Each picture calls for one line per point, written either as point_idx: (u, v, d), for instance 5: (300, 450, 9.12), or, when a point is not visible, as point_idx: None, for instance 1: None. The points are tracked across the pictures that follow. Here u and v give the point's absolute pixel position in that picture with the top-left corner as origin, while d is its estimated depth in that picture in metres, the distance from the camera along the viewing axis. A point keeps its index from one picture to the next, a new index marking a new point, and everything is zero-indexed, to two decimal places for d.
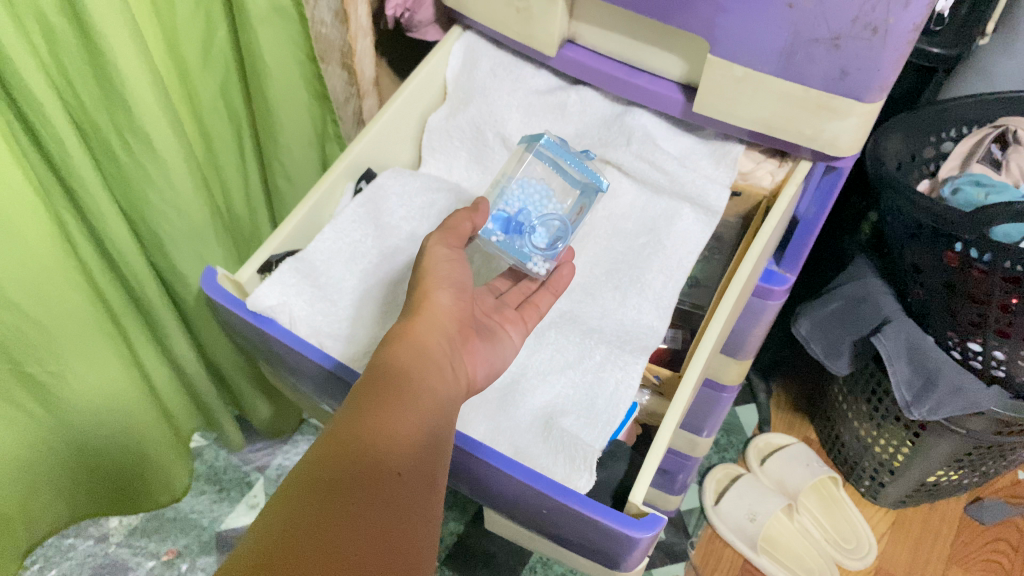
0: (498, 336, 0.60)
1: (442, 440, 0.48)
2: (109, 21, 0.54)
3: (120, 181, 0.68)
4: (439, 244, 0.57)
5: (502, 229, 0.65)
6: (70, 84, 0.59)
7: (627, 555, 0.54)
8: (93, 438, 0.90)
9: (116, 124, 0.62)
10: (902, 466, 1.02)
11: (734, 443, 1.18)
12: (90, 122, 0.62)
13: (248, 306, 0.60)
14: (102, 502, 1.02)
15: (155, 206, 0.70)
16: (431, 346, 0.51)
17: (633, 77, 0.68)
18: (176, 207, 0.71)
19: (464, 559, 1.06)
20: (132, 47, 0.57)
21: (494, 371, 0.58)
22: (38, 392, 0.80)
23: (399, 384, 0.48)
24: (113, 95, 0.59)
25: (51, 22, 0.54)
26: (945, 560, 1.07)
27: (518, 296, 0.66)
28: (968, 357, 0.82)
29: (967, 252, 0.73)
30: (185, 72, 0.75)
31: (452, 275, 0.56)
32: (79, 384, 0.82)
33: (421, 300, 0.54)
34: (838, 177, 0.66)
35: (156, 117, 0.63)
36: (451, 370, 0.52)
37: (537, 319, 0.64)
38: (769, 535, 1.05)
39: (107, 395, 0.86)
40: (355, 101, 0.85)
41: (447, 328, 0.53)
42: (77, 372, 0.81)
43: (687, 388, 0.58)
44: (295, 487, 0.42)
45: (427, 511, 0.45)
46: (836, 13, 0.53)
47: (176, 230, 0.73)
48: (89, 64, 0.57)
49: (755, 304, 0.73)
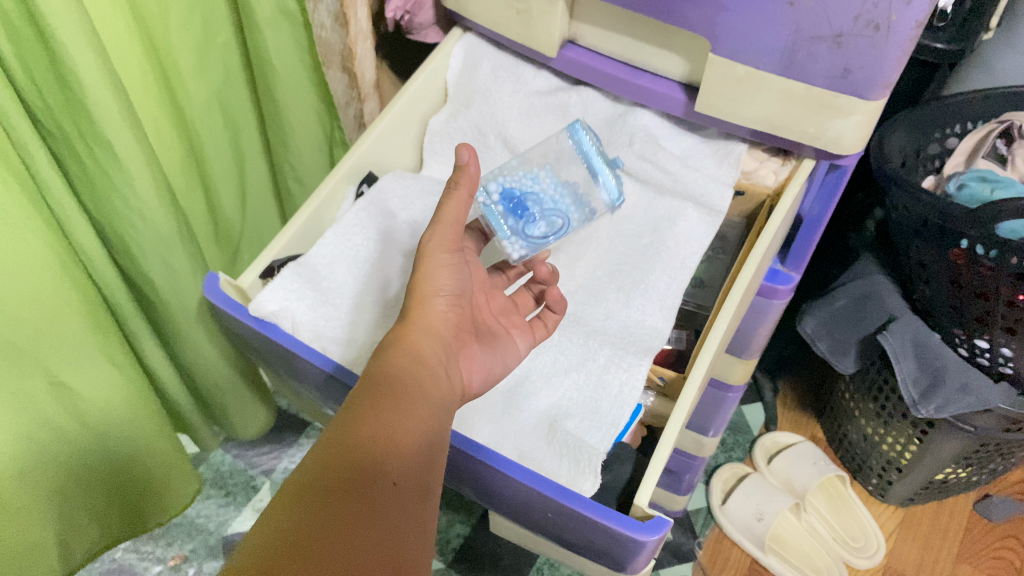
0: (502, 343, 0.60)
1: (436, 448, 0.48)
2: (72, 24, 0.54)
3: (87, 188, 0.68)
4: (439, 248, 0.55)
5: (505, 204, 0.65)
6: (35, 89, 0.59)
7: (634, 557, 0.53)
8: (96, 457, 0.86)
9: (80, 130, 0.62)
10: (909, 464, 1.01)
11: (741, 442, 1.17)
12: (55, 129, 0.62)
13: (252, 311, 0.61)
14: (124, 519, 0.98)
15: (123, 213, 0.70)
16: (426, 352, 0.51)
17: (636, 78, 0.67)
18: (141, 214, 0.70)
19: (471, 561, 1.06)
20: (92, 48, 0.57)
21: (490, 379, 0.59)
22: None
23: (392, 391, 0.47)
24: (76, 101, 0.59)
25: (15, 24, 0.55)
26: (954, 558, 1.06)
27: (528, 300, 0.67)
28: (975, 354, 0.81)
29: (973, 249, 0.73)
30: (175, 79, 0.75)
31: (455, 278, 0.56)
32: (108, 404, 0.83)
33: (417, 304, 0.54)
34: (843, 175, 0.66)
35: (120, 127, 0.62)
36: (445, 377, 0.51)
37: (546, 333, 0.64)
38: (777, 534, 1.05)
39: (127, 413, 0.86)
40: (355, 105, 0.84)
41: (442, 335, 0.54)
42: (104, 383, 0.81)
43: (691, 389, 0.58)
44: (288, 496, 0.42)
45: (421, 519, 0.45)
46: (838, 11, 0.52)
47: (144, 237, 0.73)
48: (52, 71, 0.58)
49: (760, 303, 0.72)
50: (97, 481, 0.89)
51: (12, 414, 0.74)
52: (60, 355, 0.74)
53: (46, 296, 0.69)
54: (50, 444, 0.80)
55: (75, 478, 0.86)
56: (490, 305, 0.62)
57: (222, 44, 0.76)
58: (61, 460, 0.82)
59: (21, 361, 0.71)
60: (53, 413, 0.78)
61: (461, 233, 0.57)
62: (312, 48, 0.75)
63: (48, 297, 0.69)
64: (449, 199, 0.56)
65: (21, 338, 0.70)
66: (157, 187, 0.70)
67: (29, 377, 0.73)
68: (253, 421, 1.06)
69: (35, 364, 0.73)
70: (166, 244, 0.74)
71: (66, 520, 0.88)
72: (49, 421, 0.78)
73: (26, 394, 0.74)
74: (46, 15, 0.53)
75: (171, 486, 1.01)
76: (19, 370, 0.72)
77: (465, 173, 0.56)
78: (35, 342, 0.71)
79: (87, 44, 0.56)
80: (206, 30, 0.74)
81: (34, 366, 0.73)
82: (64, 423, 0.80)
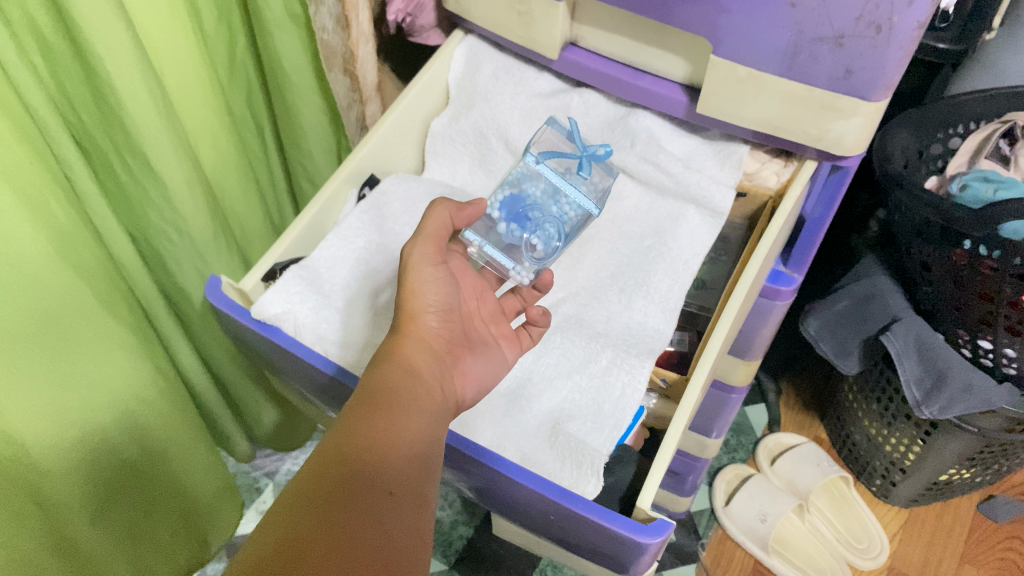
0: (492, 349, 0.61)
1: (433, 458, 0.48)
2: (103, 40, 0.55)
3: (121, 201, 0.69)
4: (423, 259, 0.55)
5: (508, 218, 0.65)
6: (76, 108, 0.61)
7: (637, 560, 0.53)
8: (150, 485, 0.86)
9: (114, 144, 0.63)
10: (912, 464, 1.01)
11: (743, 443, 1.17)
12: (95, 149, 0.64)
13: (254, 314, 0.61)
14: (191, 549, 0.98)
15: (157, 225, 0.71)
16: (419, 366, 0.51)
17: (638, 79, 0.67)
18: (176, 225, 0.71)
19: (475, 563, 1.06)
20: (134, 66, 0.58)
21: (485, 388, 0.59)
22: (133, 430, 0.79)
23: (386, 402, 0.47)
24: (109, 112, 0.60)
25: (48, 41, 0.55)
26: (957, 559, 1.06)
27: (514, 305, 0.67)
28: (979, 354, 0.81)
29: (977, 250, 0.73)
30: (196, 97, 0.74)
31: (442, 296, 0.56)
32: (156, 425, 0.82)
33: (408, 319, 0.54)
34: (844, 175, 0.68)
35: (152, 136, 0.63)
36: (439, 388, 0.52)
37: (530, 344, 0.65)
38: (780, 535, 1.04)
39: (179, 435, 0.86)
40: (358, 108, 0.82)
41: (433, 349, 0.54)
42: (155, 407, 0.80)
43: (695, 389, 0.58)
44: (287, 507, 0.42)
45: (419, 529, 0.45)
46: (840, 12, 0.52)
47: (176, 247, 0.73)
48: (87, 84, 0.58)
49: (763, 305, 0.72)
50: (158, 513, 0.89)
51: (79, 451, 0.73)
52: (105, 391, 0.72)
53: (81, 333, 0.67)
54: (114, 475, 0.79)
55: (142, 509, 0.86)
56: (481, 311, 0.63)
57: (233, 47, 0.76)
58: (125, 492, 0.82)
59: (75, 395, 0.69)
60: (114, 440, 0.77)
61: (444, 247, 0.58)
62: (316, 60, 0.76)
63: (92, 331, 0.68)
64: (432, 214, 0.58)
65: (81, 364, 0.69)
66: (195, 199, 0.70)
67: (89, 408, 0.72)
68: (293, 435, 1.11)
69: (91, 398, 0.71)
70: (201, 257, 0.75)
71: (133, 554, 0.88)
72: (110, 450, 0.77)
73: (78, 433, 0.71)
74: (83, 29, 0.54)
75: (220, 513, 1.02)
76: (76, 403, 0.70)
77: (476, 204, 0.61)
78: (85, 377, 0.70)
79: (124, 56, 0.57)
80: (215, 33, 0.74)
81: (79, 401, 0.70)
82: (126, 452, 0.79)
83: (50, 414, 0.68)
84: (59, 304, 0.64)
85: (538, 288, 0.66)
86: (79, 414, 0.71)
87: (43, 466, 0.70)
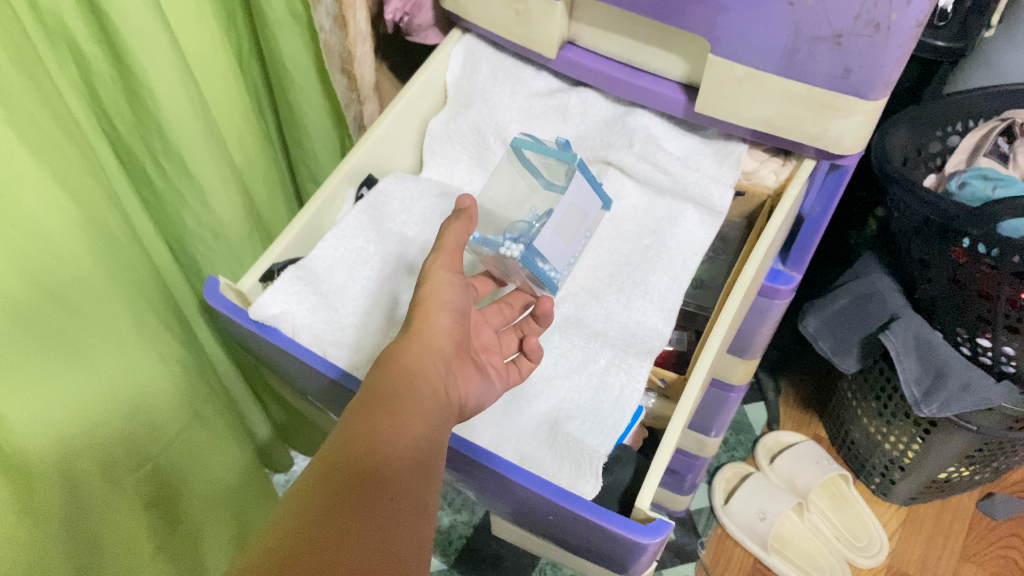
0: (485, 374, 0.58)
1: (434, 464, 0.47)
2: (116, 41, 0.55)
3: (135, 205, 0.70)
4: (442, 268, 0.56)
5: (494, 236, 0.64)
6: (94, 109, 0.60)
7: (636, 560, 0.53)
8: (201, 508, 0.83)
9: (151, 145, 0.63)
10: (912, 463, 1.01)
11: (743, 442, 1.17)
12: (125, 148, 0.65)
13: (252, 314, 0.60)
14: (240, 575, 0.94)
15: (194, 229, 0.71)
16: (425, 367, 0.50)
17: (635, 78, 0.67)
18: (214, 229, 0.71)
19: (475, 561, 1.06)
20: (176, 67, 0.58)
21: (481, 402, 0.56)
22: (185, 453, 0.77)
23: (389, 405, 0.47)
24: (142, 114, 0.60)
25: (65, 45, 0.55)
26: (957, 558, 1.06)
27: (512, 342, 0.63)
28: (978, 352, 0.81)
29: (975, 248, 0.73)
30: (220, 99, 0.74)
31: (450, 298, 0.55)
32: (202, 451, 0.79)
33: (421, 318, 0.53)
34: (844, 175, 0.65)
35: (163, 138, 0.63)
36: (444, 393, 0.50)
37: (519, 380, 0.62)
38: (779, 533, 1.04)
39: (227, 456, 0.84)
40: (356, 108, 0.82)
41: (443, 351, 0.52)
42: (203, 427, 0.78)
43: (693, 389, 0.58)
44: (289, 509, 0.41)
45: (420, 536, 0.43)
46: (838, 10, 0.52)
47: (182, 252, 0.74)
48: (118, 84, 0.58)
49: (761, 304, 0.72)
50: (207, 534, 0.85)
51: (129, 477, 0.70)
52: (156, 418, 0.70)
53: (134, 362, 0.64)
54: (159, 507, 0.76)
55: (190, 531, 0.83)
56: (478, 340, 0.60)
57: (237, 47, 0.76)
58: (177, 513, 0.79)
59: (123, 426, 0.66)
60: (165, 465, 0.75)
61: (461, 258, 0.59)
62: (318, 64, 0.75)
63: (149, 356, 0.66)
64: (449, 229, 0.59)
65: (140, 389, 0.66)
66: (231, 203, 0.70)
67: (139, 434, 0.69)
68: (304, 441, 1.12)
69: (144, 421, 0.69)
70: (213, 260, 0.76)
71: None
72: (161, 476, 0.75)
73: (127, 462, 0.69)
74: (129, 37, 0.54)
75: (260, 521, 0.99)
76: (128, 434, 0.68)
77: (466, 213, 0.60)
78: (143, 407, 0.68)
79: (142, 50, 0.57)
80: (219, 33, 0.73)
81: (131, 430, 0.68)
82: (176, 469, 0.77)
83: (104, 443, 0.65)
84: (110, 342, 0.61)
85: (537, 321, 0.62)
86: (133, 436, 0.68)
87: (103, 498, 0.67)
